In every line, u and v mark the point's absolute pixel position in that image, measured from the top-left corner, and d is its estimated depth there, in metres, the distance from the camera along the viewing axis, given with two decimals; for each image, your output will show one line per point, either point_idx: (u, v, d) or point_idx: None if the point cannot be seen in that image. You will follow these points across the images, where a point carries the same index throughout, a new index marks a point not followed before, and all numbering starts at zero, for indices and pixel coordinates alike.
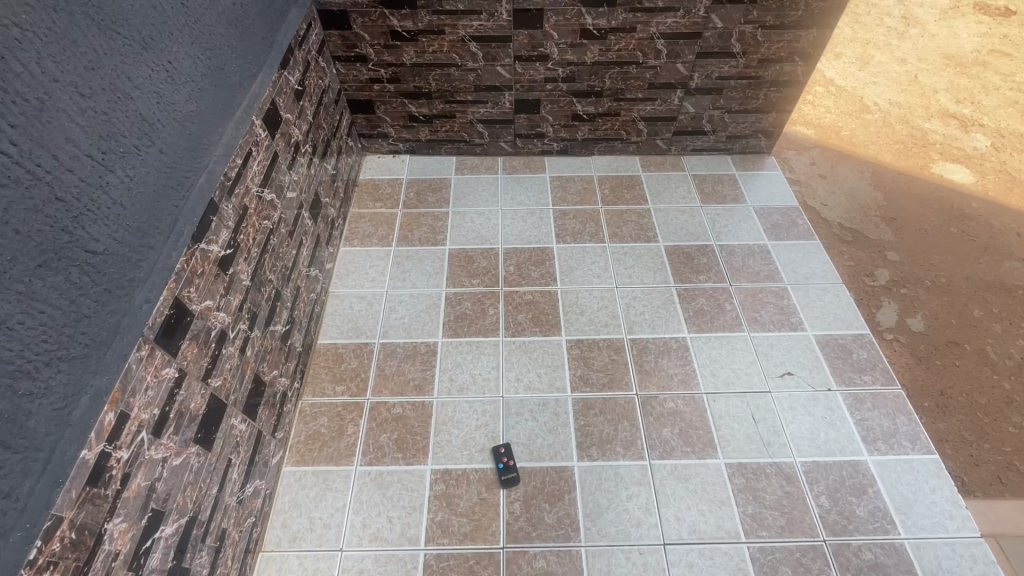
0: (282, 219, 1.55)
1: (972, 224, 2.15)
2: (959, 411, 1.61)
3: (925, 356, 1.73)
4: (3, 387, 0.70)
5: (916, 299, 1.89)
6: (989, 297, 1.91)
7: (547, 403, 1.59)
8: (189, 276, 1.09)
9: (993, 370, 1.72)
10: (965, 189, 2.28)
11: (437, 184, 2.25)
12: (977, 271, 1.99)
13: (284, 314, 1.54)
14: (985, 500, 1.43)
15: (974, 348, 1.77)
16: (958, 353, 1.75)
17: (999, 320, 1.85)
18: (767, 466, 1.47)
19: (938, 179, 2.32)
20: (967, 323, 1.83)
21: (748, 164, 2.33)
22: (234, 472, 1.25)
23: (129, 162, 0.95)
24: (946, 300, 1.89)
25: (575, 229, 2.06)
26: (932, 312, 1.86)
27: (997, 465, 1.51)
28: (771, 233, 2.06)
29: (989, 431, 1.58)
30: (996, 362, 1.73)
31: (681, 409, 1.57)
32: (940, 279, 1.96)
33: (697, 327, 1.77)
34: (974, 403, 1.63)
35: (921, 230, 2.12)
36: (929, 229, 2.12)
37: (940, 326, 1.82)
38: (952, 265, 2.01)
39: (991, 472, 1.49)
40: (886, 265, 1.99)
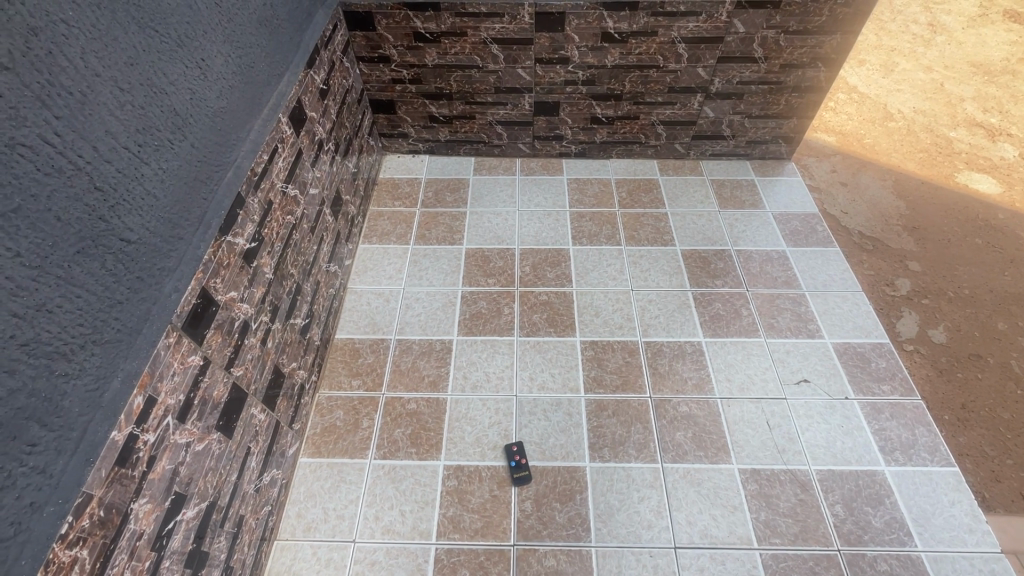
0: (304, 214, 1.58)
1: (998, 236, 2.11)
2: (981, 426, 1.58)
3: (946, 367, 1.70)
4: (40, 367, 0.74)
5: (938, 309, 1.86)
6: (1014, 309, 1.87)
7: (560, 403, 1.60)
8: (215, 267, 1.12)
9: (1017, 384, 1.68)
10: (991, 199, 2.24)
11: (454, 184, 2.27)
12: (1003, 283, 1.95)
13: (304, 308, 1.58)
14: (1007, 516, 1.40)
15: (998, 361, 1.73)
16: (980, 366, 1.72)
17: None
18: (781, 473, 1.46)
19: (963, 189, 2.28)
20: (991, 336, 1.80)
21: (768, 170, 2.32)
22: (252, 460, 1.28)
23: (162, 155, 0.98)
24: (969, 312, 1.86)
25: (592, 231, 2.07)
26: (954, 324, 1.83)
27: (1020, 481, 1.48)
28: (790, 239, 2.05)
29: (1012, 447, 1.55)
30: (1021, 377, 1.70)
31: (695, 413, 1.57)
32: (963, 291, 1.92)
33: (712, 331, 1.76)
34: (997, 418, 1.60)
35: (944, 240, 2.08)
36: (953, 239, 2.09)
37: (962, 338, 1.79)
38: (976, 276, 1.97)
39: (1013, 488, 1.46)
40: (908, 274, 1.96)
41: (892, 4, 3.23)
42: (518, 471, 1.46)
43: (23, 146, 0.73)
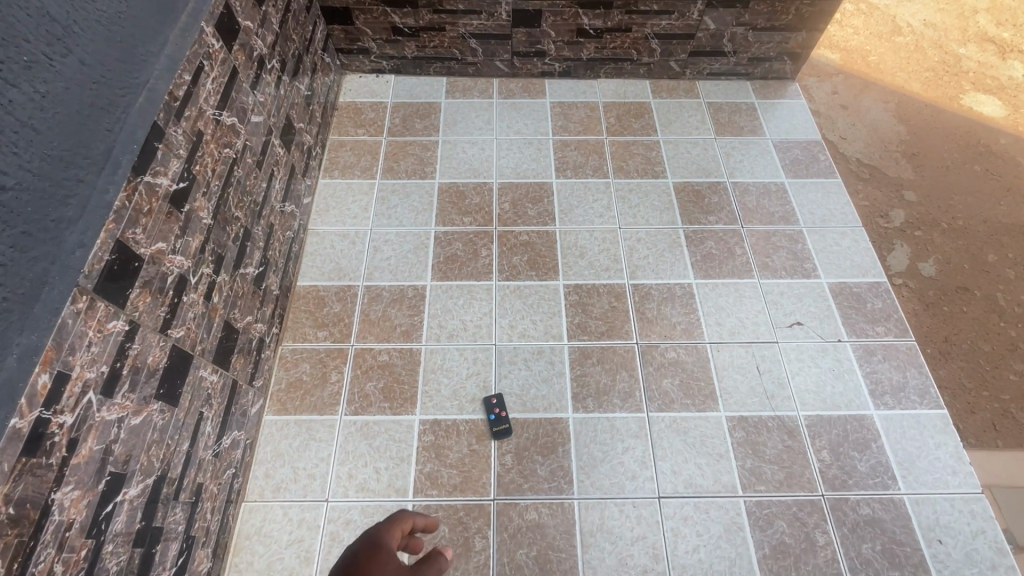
0: (247, 147, 1.37)
1: (998, 163, 1.98)
2: (961, 359, 1.54)
3: (932, 301, 1.64)
4: None
5: (930, 242, 1.77)
6: (1005, 241, 1.79)
7: (542, 351, 1.51)
8: (134, 215, 0.94)
9: (1000, 317, 1.63)
10: (996, 124, 2.09)
11: (424, 109, 2.02)
12: (997, 214, 1.85)
13: (256, 255, 1.41)
14: (980, 452, 1.39)
15: (984, 294, 1.67)
16: (966, 299, 1.66)
17: (1013, 265, 1.74)
18: (769, 419, 1.41)
19: (967, 112, 2.12)
20: (980, 268, 1.72)
21: (770, 91, 2.11)
22: (207, 425, 1.18)
23: (35, 76, 0.79)
24: (961, 244, 1.77)
25: (577, 163, 1.89)
26: (944, 256, 1.74)
27: (993, 412, 1.46)
28: (790, 169, 1.89)
29: (989, 379, 1.52)
30: (1006, 310, 1.64)
31: (683, 359, 1.49)
32: (957, 221, 1.82)
33: (704, 272, 1.65)
34: (977, 350, 1.56)
35: (942, 168, 1.95)
36: (951, 167, 1.96)
37: (951, 271, 1.71)
38: (970, 206, 1.87)
39: (986, 419, 1.44)
40: (903, 205, 1.84)
41: None
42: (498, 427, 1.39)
43: None
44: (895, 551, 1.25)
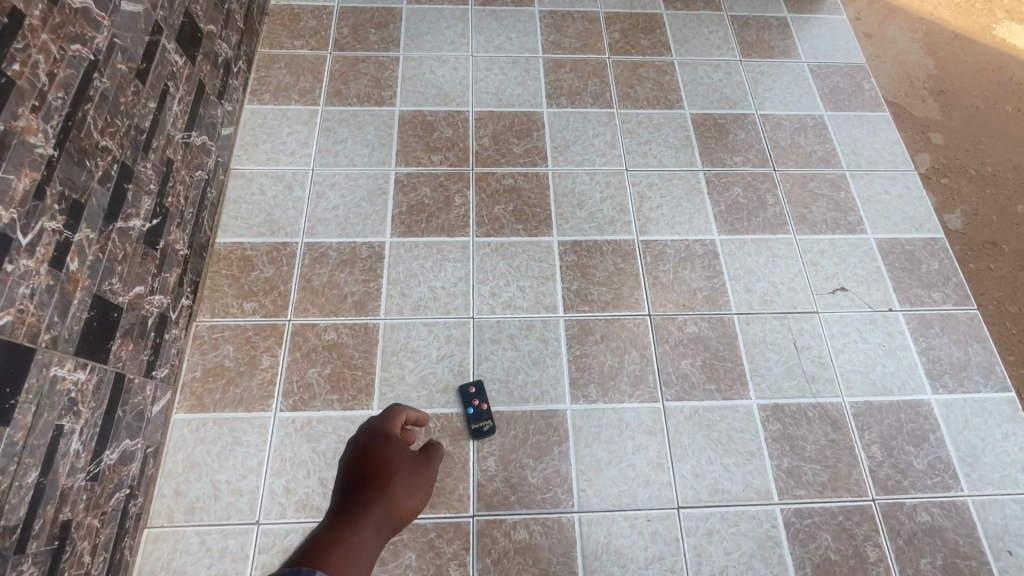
0: (118, 46, 0.95)
1: None
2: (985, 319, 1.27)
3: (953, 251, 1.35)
4: None
5: (955, 186, 1.45)
6: None
7: (532, 326, 1.20)
8: None
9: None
10: None
11: (381, 17, 1.60)
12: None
13: (146, 203, 1.03)
14: None
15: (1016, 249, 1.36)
16: (995, 249, 1.36)
17: None
18: (809, 408, 1.16)
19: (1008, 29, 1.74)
20: (1013, 213, 1.41)
21: (804, 4, 1.74)
22: (75, 442, 0.85)
23: None
24: (989, 184, 1.46)
25: (574, 88, 1.52)
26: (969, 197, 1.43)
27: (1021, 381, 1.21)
28: (830, 100, 1.56)
29: (1017, 344, 1.25)
30: None
31: (706, 335, 1.21)
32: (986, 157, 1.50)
33: (729, 226, 1.34)
34: (1003, 310, 1.29)
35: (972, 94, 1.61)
36: (984, 94, 1.61)
37: (977, 215, 1.41)
38: (1005, 140, 1.53)
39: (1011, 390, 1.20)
40: (924, 138, 1.52)
41: None
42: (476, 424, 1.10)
43: None
44: (959, 566, 1.04)
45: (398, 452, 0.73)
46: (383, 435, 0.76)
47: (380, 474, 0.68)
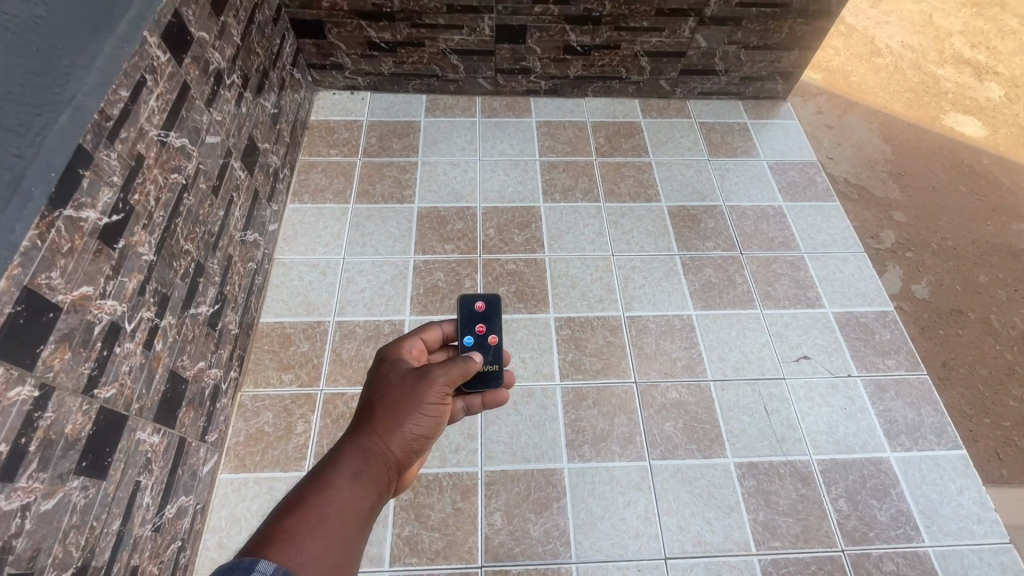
0: (201, 171, 1.21)
1: (982, 185, 2.07)
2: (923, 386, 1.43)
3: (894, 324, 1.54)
4: None
5: (921, 263, 1.78)
6: (994, 262, 1.82)
7: (532, 394, 1.37)
8: (47, 256, 0.79)
9: (996, 340, 1.62)
10: (975, 144, 2.22)
11: (403, 129, 1.89)
12: (985, 234, 1.90)
13: (210, 292, 1.24)
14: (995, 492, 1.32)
15: (979, 317, 1.67)
16: (960, 321, 1.65)
17: (1003, 288, 1.76)
18: (781, 465, 1.30)
19: (949, 132, 2.25)
20: (971, 289, 1.73)
21: (762, 111, 2.04)
22: (145, 497, 1.00)
23: None
24: (953, 266, 1.79)
25: (566, 185, 1.78)
26: (937, 278, 1.75)
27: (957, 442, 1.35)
28: (788, 192, 1.81)
29: (989, 406, 1.48)
30: (999, 333, 1.64)
31: (686, 400, 1.38)
32: (947, 243, 1.85)
33: (704, 303, 1.54)
34: (975, 376, 1.53)
35: (931, 187, 2.01)
36: (939, 186, 2.02)
37: (944, 293, 1.71)
38: (958, 228, 1.90)
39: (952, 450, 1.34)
40: (892, 226, 1.87)
41: None
42: (487, 360, 1.06)
43: None
44: None
45: (412, 376, 0.84)
46: (387, 366, 0.88)
47: (376, 416, 0.79)
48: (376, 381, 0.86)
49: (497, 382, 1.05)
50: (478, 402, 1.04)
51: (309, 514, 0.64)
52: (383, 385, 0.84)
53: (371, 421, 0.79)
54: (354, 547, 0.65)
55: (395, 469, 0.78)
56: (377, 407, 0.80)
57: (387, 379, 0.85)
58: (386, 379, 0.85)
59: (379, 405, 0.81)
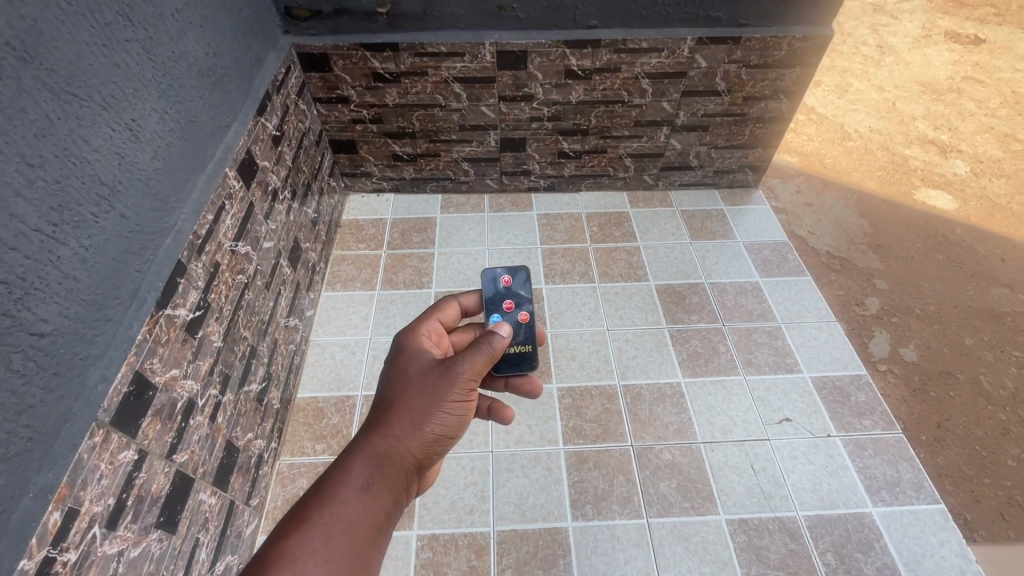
0: (258, 270, 1.47)
1: (958, 253, 2.27)
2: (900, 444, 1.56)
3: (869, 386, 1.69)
4: None
5: (907, 328, 1.93)
6: (979, 325, 1.99)
7: (538, 457, 1.52)
8: (152, 346, 1.02)
9: (987, 401, 1.75)
10: (948, 215, 2.45)
11: (422, 224, 2.19)
12: (966, 298, 2.08)
13: (260, 371, 1.46)
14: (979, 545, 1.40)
15: (968, 378, 1.80)
16: (952, 383, 1.78)
17: (989, 349, 1.91)
18: (769, 521, 1.40)
19: (923, 205, 2.49)
20: (958, 352, 1.88)
21: (736, 199, 2.32)
22: (202, 552, 1.16)
23: (83, 233, 0.89)
24: (938, 329, 1.95)
25: (564, 269, 2.02)
26: (924, 342, 1.90)
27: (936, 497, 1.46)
28: (763, 269, 2.03)
29: (989, 465, 1.58)
30: (991, 393, 1.77)
31: (679, 461, 1.51)
32: (930, 308, 2.02)
33: (691, 371, 1.72)
34: (972, 436, 1.65)
35: (908, 257, 2.22)
36: (917, 255, 2.23)
37: (932, 356, 1.86)
38: (939, 292, 2.09)
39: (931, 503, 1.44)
40: (877, 293, 2.04)
41: (840, 49, 3.57)
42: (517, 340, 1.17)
43: None
44: None
45: (436, 374, 0.95)
46: (409, 362, 0.99)
47: (393, 422, 0.91)
48: (398, 379, 0.97)
49: (531, 362, 1.21)
50: (485, 406, 1.18)
51: (319, 529, 0.79)
52: (405, 382, 0.96)
53: (388, 422, 0.91)
54: (361, 552, 0.80)
55: (410, 468, 0.91)
56: (397, 407, 0.93)
57: (409, 376, 0.96)
58: (410, 376, 0.96)
59: (399, 408, 0.93)
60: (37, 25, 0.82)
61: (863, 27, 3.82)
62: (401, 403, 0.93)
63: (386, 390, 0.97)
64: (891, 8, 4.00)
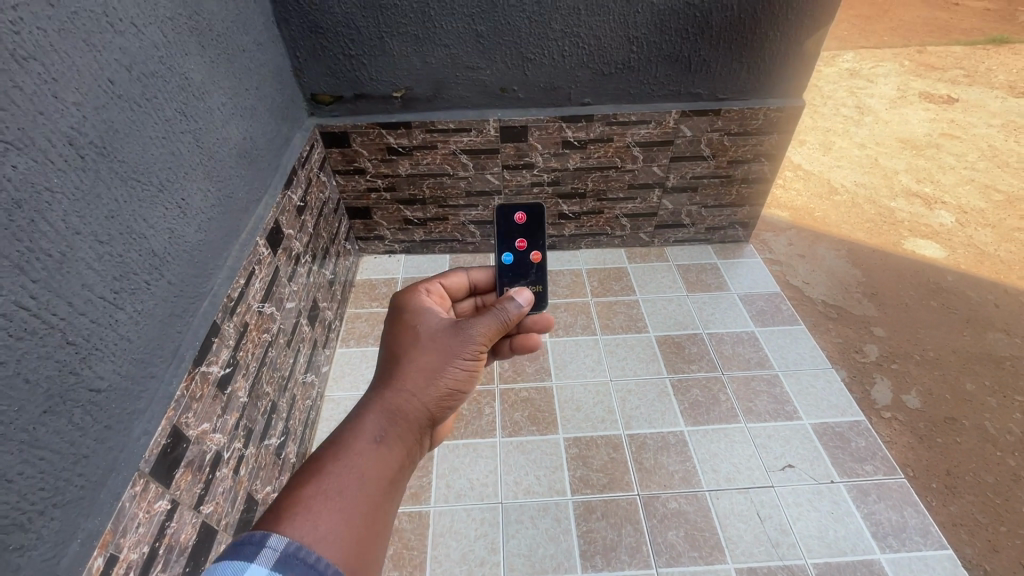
0: (280, 329, 1.57)
1: (952, 298, 2.36)
2: (904, 489, 1.59)
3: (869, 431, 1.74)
4: (15, 527, 0.73)
5: (908, 375, 1.99)
6: (980, 370, 2.04)
7: (547, 507, 1.55)
8: (188, 401, 1.11)
9: (995, 446, 1.78)
10: (939, 263, 2.56)
11: None
12: (963, 343, 2.15)
13: (279, 425, 1.54)
14: None
15: (974, 424, 1.84)
16: (958, 429, 1.82)
17: (993, 394, 1.95)
18: (778, 569, 1.42)
19: (914, 255, 2.60)
20: (962, 397, 1.93)
21: (728, 253, 2.45)
22: None
23: (137, 299, 1.00)
24: (938, 375, 2.01)
25: (567, 322, 2.12)
26: (926, 388, 1.95)
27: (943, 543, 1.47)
28: (758, 319, 2.13)
29: (1004, 513, 1.59)
30: (998, 438, 1.80)
31: (685, 509, 1.54)
32: (929, 353, 2.09)
33: (693, 419, 1.77)
34: (984, 483, 1.67)
35: (902, 304, 2.31)
36: (911, 303, 2.32)
37: (936, 402, 1.90)
38: (937, 337, 2.16)
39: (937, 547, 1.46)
40: (875, 340, 2.11)
41: (821, 111, 3.82)
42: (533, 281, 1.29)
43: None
44: None
45: (446, 335, 0.98)
46: (415, 324, 1.02)
47: (404, 378, 0.92)
48: (407, 341, 0.99)
49: (543, 301, 1.30)
50: (507, 346, 1.27)
51: (333, 477, 0.73)
52: (413, 344, 0.97)
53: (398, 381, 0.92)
54: (378, 502, 0.75)
55: (421, 424, 0.90)
56: (407, 367, 0.93)
57: (416, 337, 0.99)
58: (418, 339, 0.98)
59: (409, 367, 0.93)
60: (116, 125, 0.96)
61: (842, 90, 4.10)
62: (411, 363, 0.94)
63: (395, 349, 0.98)
64: (866, 73, 4.31)
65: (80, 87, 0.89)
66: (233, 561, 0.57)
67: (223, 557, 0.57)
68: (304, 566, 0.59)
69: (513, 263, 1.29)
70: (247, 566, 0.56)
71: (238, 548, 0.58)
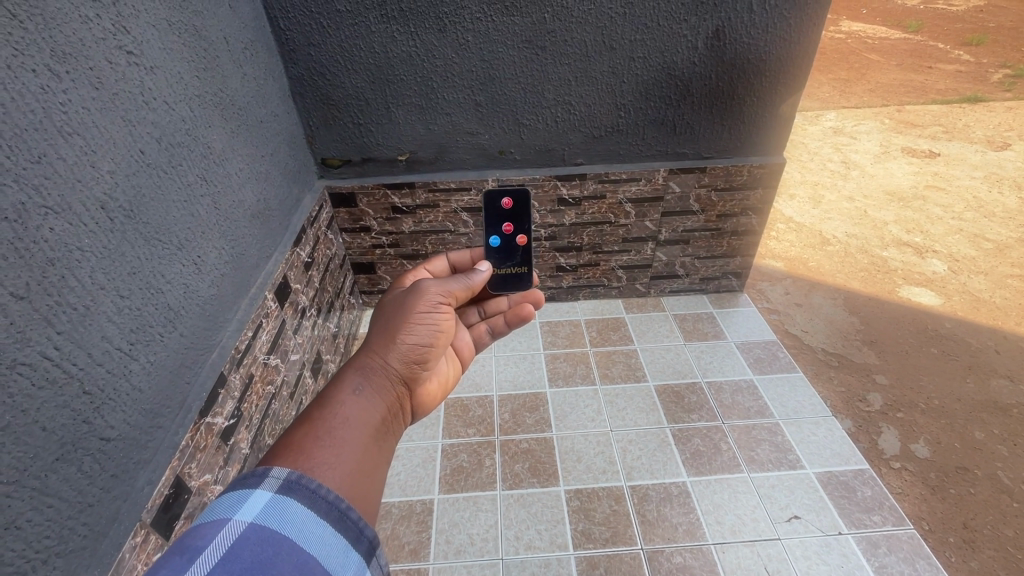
0: (284, 381, 1.61)
1: (952, 345, 2.38)
2: (915, 540, 1.55)
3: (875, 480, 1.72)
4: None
5: (915, 424, 1.98)
6: (987, 418, 2.03)
7: (549, 564, 1.51)
8: (192, 451, 1.14)
9: (1011, 497, 1.74)
10: (936, 310, 2.60)
11: None
12: (967, 390, 2.15)
13: None
14: None
15: (986, 473, 1.82)
16: (970, 479, 1.79)
17: (1002, 442, 1.93)
18: None
19: (909, 302, 2.65)
20: (971, 446, 1.91)
21: (724, 302, 2.50)
22: None
23: (150, 350, 1.05)
24: (944, 423, 2.00)
25: (567, 372, 2.14)
26: (934, 437, 1.94)
27: None
28: (756, 367, 2.15)
29: None
30: (1012, 488, 1.77)
31: (691, 564, 1.50)
32: (933, 401, 2.09)
33: (696, 469, 1.75)
34: (1002, 535, 1.62)
35: (902, 351, 2.33)
36: (911, 350, 2.34)
37: (944, 451, 1.88)
38: (940, 384, 2.17)
39: None
40: (877, 388, 2.12)
41: (808, 167, 4.00)
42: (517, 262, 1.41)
43: (24, 364, 0.78)
44: None
45: (411, 303, 1.07)
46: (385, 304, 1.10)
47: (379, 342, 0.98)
48: (375, 320, 1.07)
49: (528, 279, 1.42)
50: (502, 324, 1.37)
51: (320, 421, 0.77)
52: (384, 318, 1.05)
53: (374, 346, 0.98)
54: (367, 439, 0.79)
55: (399, 382, 0.97)
56: (380, 335, 1.00)
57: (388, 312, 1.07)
58: (387, 314, 1.06)
59: (381, 334, 1.01)
60: (143, 190, 1.05)
61: (827, 146, 4.31)
62: (384, 332, 1.01)
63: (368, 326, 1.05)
64: (850, 131, 4.53)
65: (114, 157, 0.98)
66: (236, 492, 0.59)
67: (230, 487, 0.60)
68: (307, 493, 0.61)
69: (501, 244, 1.42)
70: (252, 493, 0.58)
71: (242, 480, 0.60)
